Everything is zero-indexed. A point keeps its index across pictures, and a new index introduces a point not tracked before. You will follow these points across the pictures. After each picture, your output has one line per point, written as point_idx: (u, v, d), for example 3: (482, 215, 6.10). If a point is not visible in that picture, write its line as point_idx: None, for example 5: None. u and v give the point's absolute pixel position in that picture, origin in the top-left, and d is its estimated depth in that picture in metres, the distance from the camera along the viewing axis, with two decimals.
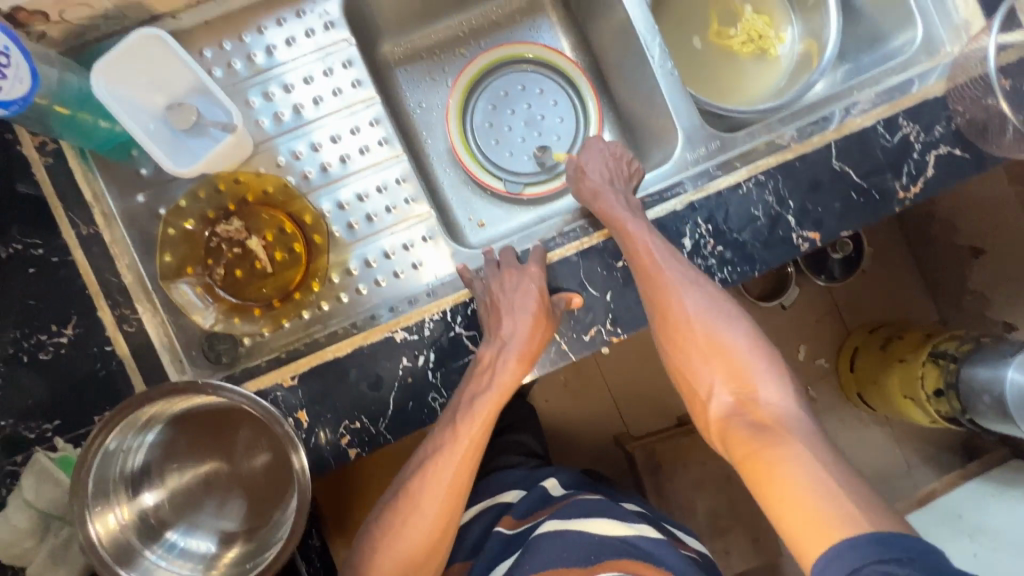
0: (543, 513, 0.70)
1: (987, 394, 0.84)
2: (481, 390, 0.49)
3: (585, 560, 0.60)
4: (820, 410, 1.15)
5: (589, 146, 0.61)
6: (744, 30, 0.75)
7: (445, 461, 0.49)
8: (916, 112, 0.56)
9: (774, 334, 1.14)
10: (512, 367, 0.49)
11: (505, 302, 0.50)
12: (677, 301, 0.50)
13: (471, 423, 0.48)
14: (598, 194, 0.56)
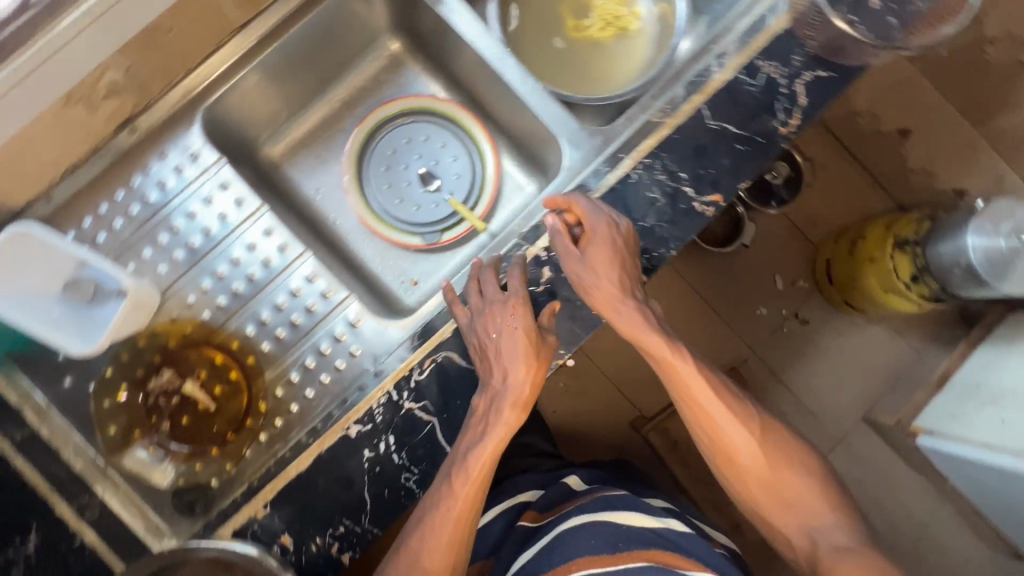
0: (568, 504, 0.74)
1: (956, 267, 0.87)
2: (479, 439, 0.49)
3: (614, 549, 0.64)
4: (815, 329, 1.16)
5: (594, 228, 0.52)
6: (599, 16, 0.76)
7: (449, 511, 0.49)
8: (770, 50, 0.57)
9: (746, 273, 1.15)
10: (506, 415, 0.49)
11: (510, 359, 0.49)
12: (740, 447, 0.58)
13: (471, 472, 0.48)
14: (617, 306, 0.52)
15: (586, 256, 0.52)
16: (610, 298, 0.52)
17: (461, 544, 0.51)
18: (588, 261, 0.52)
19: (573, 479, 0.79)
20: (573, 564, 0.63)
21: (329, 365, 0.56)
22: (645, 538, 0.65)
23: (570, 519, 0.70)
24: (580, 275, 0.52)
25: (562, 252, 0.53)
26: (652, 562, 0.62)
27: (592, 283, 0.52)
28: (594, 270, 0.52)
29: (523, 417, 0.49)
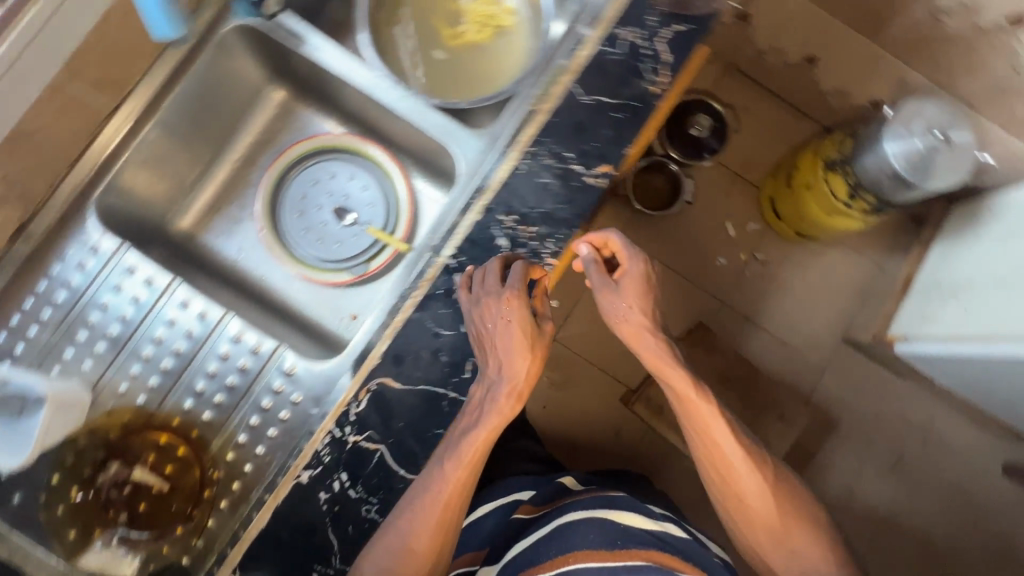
0: (567, 501, 0.82)
1: (883, 172, 1.02)
2: (475, 424, 0.53)
3: (612, 546, 0.71)
4: (775, 264, 1.38)
5: (626, 275, 0.68)
6: (473, 20, 0.78)
7: (445, 490, 0.52)
8: (624, 17, 0.59)
9: (697, 229, 1.41)
10: (501, 403, 0.53)
11: (516, 353, 0.54)
12: (743, 482, 0.68)
13: (467, 454, 0.52)
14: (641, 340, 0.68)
15: (619, 291, 0.68)
16: (639, 334, 0.68)
17: (450, 525, 0.53)
18: (622, 305, 0.67)
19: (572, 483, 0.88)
20: (573, 560, 0.69)
21: (275, 418, 0.57)
22: (641, 538, 0.72)
23: (570, 516, 0.77)
24: (615, 305, 0.68)
25: (588, 277, 0.69)
26: (649, 561, 0.68)
27: (623, 322, 0.68)
28: (627, 306, 0.67)
29: (516, 402, 0.54)
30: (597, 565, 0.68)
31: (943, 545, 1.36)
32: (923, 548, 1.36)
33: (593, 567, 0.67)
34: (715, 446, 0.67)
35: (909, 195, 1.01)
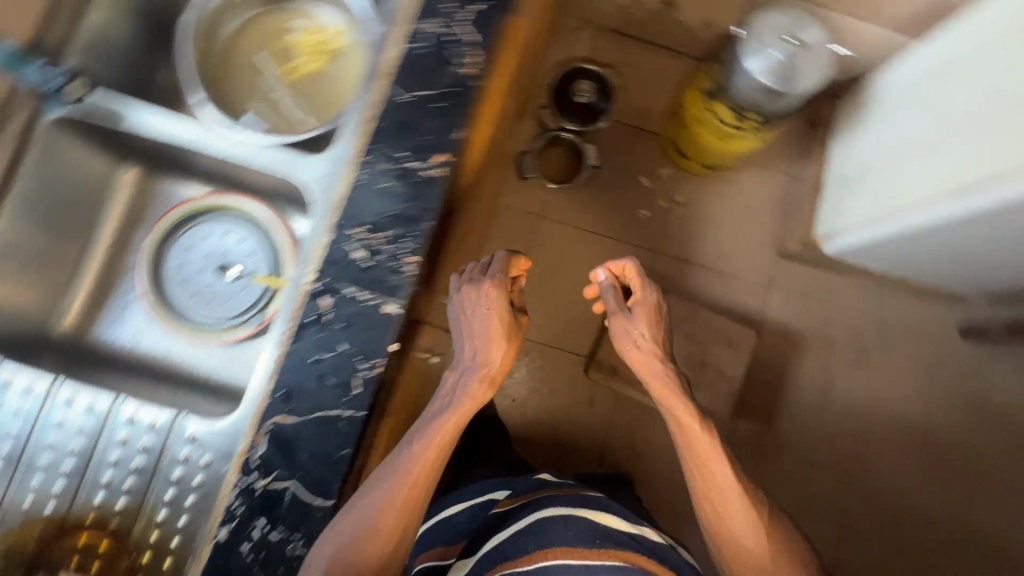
0: (545, 495, 0.96)
1: (755, 91, 1.12)
2: (449, 402, 0.70)
3: (592, 544, 0.85)
4: (696, 201, 1.47)
5: (632, 317, 0.90)
6: (305, 52, 0.79)
7: (425, 456, 0.65)
8: (423, 10, 0.60)
9: (616, 186, 1.45)
10: (473, 382, 0.71)
11: (499, 336, 0.72)
12: (726, 494, 0.81)
13: (442, 429, 0.66)
14: (648, 365, 0.88)
15: (633, 318, 0.90)
16: (647, 357, 0.88)
17: (423, 497, 0.64)
18: (630, 339, 0.89)
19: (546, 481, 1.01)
20: (558, 553, 0.84)
21: (192, 485, 0.61)
22: (615, 539, 0.87)
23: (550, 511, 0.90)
24: (628, 331, 0.89)
25: (605, 301, 0.93)
26: (623, 558, 0.84)
27: (630, 350, 0.89)
28: (636, 332, 0.89)
29: (487, 388, 0.71)
30: (578, 562, 0.83)
31: (917, 412, 1.45)
32: (898, 421, 1.44)
33: (577, 565, 0.83)
34: (708, 470, 0.83)
35: (781, 107, 1.14)
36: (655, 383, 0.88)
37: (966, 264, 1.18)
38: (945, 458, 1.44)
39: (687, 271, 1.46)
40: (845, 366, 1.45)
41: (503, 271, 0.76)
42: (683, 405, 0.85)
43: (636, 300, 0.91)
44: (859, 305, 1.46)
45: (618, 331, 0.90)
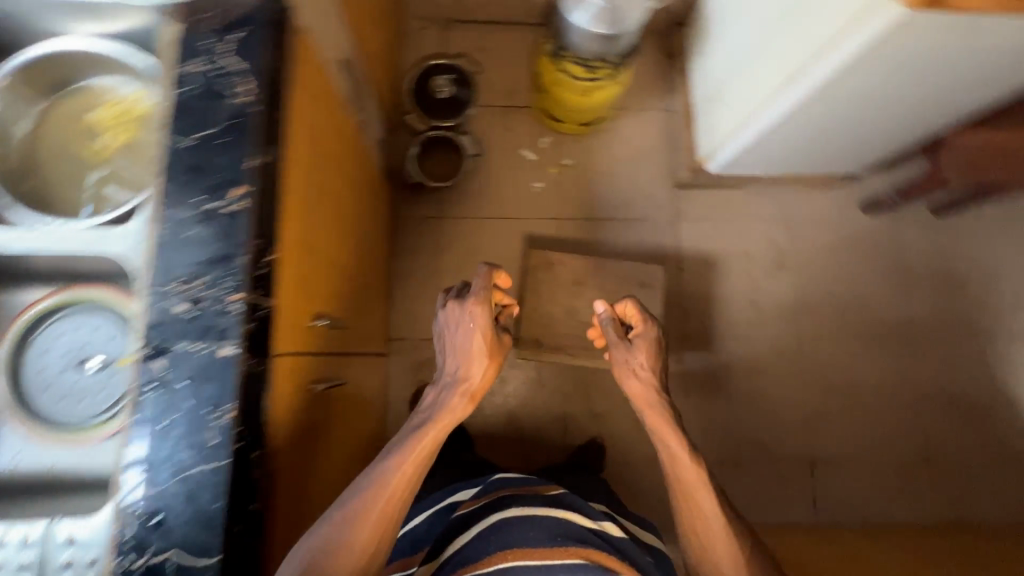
0: (515, 492, 1.03)
1: (586, 37, 1.18)
2: (437, 409, 0.87)
3: (554, 543, 0.93)
4: (585, 159, 1.50)
5: (634, 351, 0.98)
6: (113, 127, 0.77)
7: (411, 460, 0.80)
8: (184, 51, 0.59)
9: (504, 166, 1.48)
10: (455, 399, 0.88)
11: (483, 353, 0.89)
12: (707, 518, 0.84)
13: (426, 439, 0.82)
14: (644, 395, 0.95)
15: (633, 349, 0.98)
16: (644, 387, 0.95)
17: (405, 496, 0.79)
18: (628, 371, 0.97)
19: (514, 483, 1.06)
20: (521, 550, 0.91)
21: None
22: (577, 539, 0.95)
23: (518, 510, 0.98)
24: (626, 359, 0.97)
25: (607, 333, 1.02)
26: (583, 557, 0.91)
27: (629, 382, 0.97)
28: (635, 362, 0.97)
29: (465, 402, 0.88)
30: (538, 562, 0.90)
31: (841, 294, 1.51)
32: (827, 306, 1.50)
33: (536, 561, 0.90)
34: (691, 491, 0.86)
35: (620, 44, 1.21)
36: (646, 404, 0.95)
37: (836, 141, 1.22)
38: (879, 327, 1.51)
39: (596, 228, 1.48)
40: (764, 270, 1.50)
41: (485, 284, 0.91)
42: (671, 431, 0.90)
43: (638, 333, 1.00)
44: (760, 210, 1.51)
45: (617, 360, 0.99)
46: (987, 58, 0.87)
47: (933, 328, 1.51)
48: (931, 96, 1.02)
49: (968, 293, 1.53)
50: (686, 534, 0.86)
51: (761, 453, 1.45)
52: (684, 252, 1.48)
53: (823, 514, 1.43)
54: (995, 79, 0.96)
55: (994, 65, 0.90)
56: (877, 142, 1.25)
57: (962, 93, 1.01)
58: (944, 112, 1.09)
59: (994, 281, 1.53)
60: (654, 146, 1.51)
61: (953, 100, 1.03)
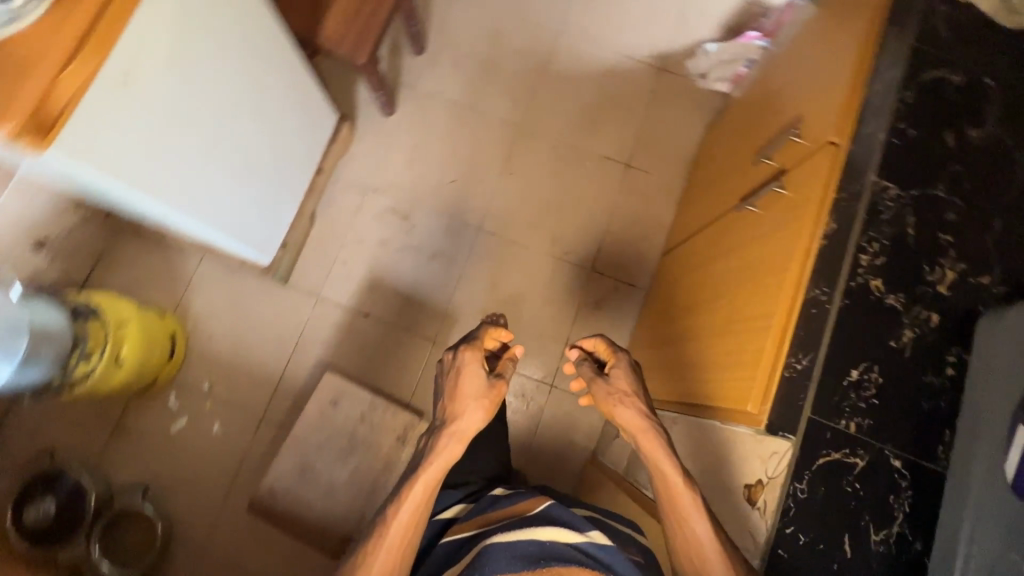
0: (508, 512, 0.80)
1: (36, 373, 1.03)
2: (435, 454, 0.78)
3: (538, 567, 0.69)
4: (211, 365, 1.37)
5: (624, 372, 0.83)
6: None
7: (412, 502, 0.75)
8: None
9: (177, 457, 1.32)
10: (454, 443, 0.79)
11: (475, 396, 0.81)
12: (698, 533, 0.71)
13: (416, 487, 0.76)
14: (636, 412, 0.79)
15: (613, 380, 0.82)
16: (635, 419, 0.79)
17: (406, 546, 0.74)
18: (616, 401, 0.80)
19: (500, 501, 0.84)
20: None
21: None
22: (563, 560, 0.71)
23: (501, 534, 0.74)
24: (609, 391, 0.81)
25: (581, 374, 0.86)
26: None
27: (614, 410, 0.81)
28: (619, 393, 0.81)
29: (457, 444, 0.79)
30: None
31: (455, 172, 1.51)
32: (460, 189, 1.51)
33: None
34: (681, 503, 0.72)
35: (65, 328, 1.07)
36: (635, 429, 0.79)
37: (273, 154, 1.14)
38: (501, 151, 1.54)
39: (289, 384, 1.38)
40: (401, 231, 1.47)
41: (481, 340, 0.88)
42: (664, 456, 0.76)
43: (611, 362, 0.84)
44: (343, 209, 1.47)
45: (596, 396, 0.82)
46: (195, 39, 0.80)
47: (523, 102, 1.57)
48: (243, 77, 0.94)
49: (504, 58, 1.58)
50: (680, 554, 0.72)
51: (569, 308, 1.47)
52: (349, 301, 1.43)
53: (639, 279, 1.49)
54: (247, 22, 0.90)
55: (215, 29, 0.83)
56: (301, 108, 1.19)
57: (254, 47, 0.94)
58: (281, 58, 1.04)
59: (504, 31, 1.59)
60: (230, 285, 1.41)
61: (261, 53, 0.97)
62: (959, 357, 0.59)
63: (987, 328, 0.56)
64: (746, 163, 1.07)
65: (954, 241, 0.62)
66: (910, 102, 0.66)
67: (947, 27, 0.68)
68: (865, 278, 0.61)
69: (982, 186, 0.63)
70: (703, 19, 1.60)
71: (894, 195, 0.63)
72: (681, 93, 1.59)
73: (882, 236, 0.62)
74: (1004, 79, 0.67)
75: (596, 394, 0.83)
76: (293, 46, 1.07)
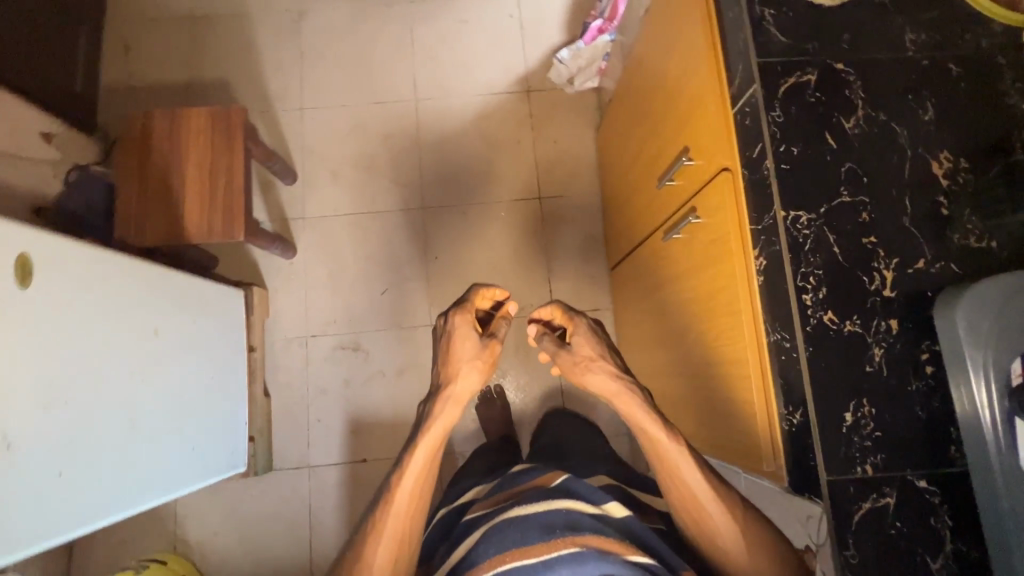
0: (525, 491, 0.81)
1: None
2: (436, 420, 0.79)
3: (549, 535, 0.69)
4: None
5: (586, 335, 0.78)
6: None
7: (417, 466, 0.77)
8: None
9: None
10: (452, 406, 0.79)
11: (468, 360, 0.81)
12: (687, 476, 0.68)
13: (419, 454, 0.77)
14: (607, 368, 0.75)
15: (576, 348, 0.77)
16: (607, 382, 0.74)
17: (416, 510, 0.76)
18: (586, 367, 0.75)
19: (518, 484, 0.85)
20: (514, 549, 0.69)
21: None
22: (577, 528, 0.70)
23: (519, 508, 0.75)
24: (574, 360, 0.76)
25: (545, 349, 0.81)
26: (579, 546, 0.67)
27: (583, 379, 0.76)
28: (585, 360, 0.76)
29: (455, 406, 0.80)
30: (536, 559, 0.67)
31: (382, 282, 1.45)
32: (395, 296, 1.45)
33: (531, 558, 0.67)
34: (666, 454, 0.69)
35: None
36: (609, 392, 0.75)
37: (201, 370, 1.06)
38: (416, 239, 1.48)
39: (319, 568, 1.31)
40: (357, 364, 1.40)
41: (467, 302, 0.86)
42: (642, 412, 0.72)
43: (570, 330, 0.80)
44: (291, 370, 1.39)
45: (563, 368, 0.78)
46: (56, 347, 0.72)
47: (413, 183, 1.51)
48: (128, 334, 0.86)
49: (376, 148, 1.52)
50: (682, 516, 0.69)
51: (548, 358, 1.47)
52: (340, 456, 1.36)
53: (600, 300, 1.48)
54: (101, 285, 0.82)
55: (71, 322, 0.75)
56: (206, 309, 1.11)
57: (122, 299, 0.86)
58: (159, 286, 0.96)
59: (365, 124, 1.53)
60: (220, 498, 1.33)
61: (134, 298, 0.89)
62: (931, 350, 0.59)
63: (948, 328, 0.56)
64: (650, 180, 1.06)
65: (878, 240, 0.61)
66: (781, 120, 0.64)
67: (781, 29, 0.67)
68: (818, 315, 0.60)
69: (880, 172, 0.63)
70: (547, 28, 1.60)
71: (807, 221, 0.62)
72: (558, 106, 1.56)
73: (815, 266, 0.61)
74: (854, 59, 0.66)
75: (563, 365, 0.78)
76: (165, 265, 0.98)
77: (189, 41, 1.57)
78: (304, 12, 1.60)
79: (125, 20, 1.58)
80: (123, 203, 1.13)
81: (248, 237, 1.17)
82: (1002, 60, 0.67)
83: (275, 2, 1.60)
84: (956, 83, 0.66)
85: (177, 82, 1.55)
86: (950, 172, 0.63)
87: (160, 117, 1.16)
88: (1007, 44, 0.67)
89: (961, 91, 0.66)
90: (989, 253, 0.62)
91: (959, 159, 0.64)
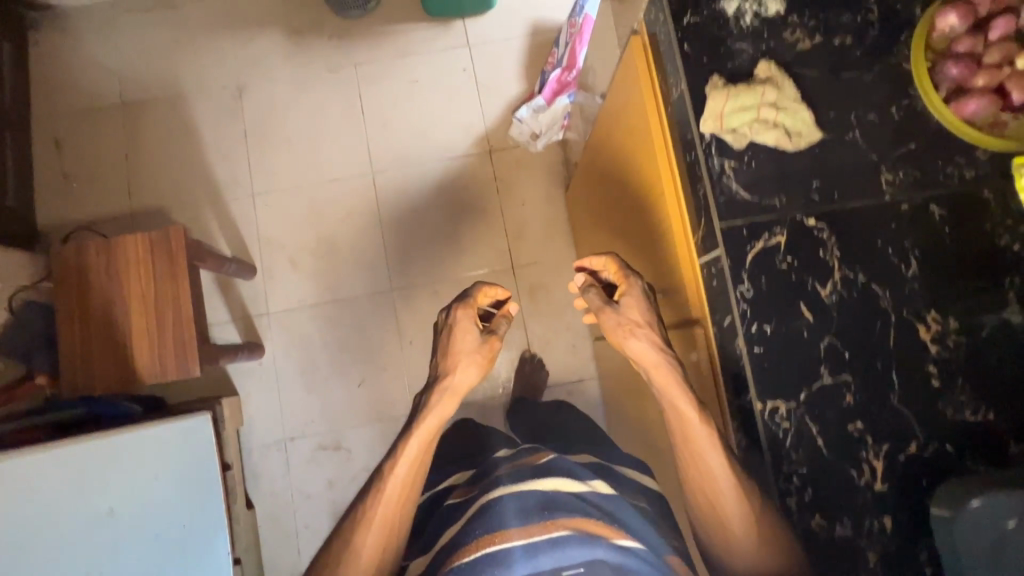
0: (510, 468, 0.77)
1: None
2: (433, 411, 0.76)
3: (541, 517, 0.64)
4: None
5: (633, 288, 0.70)
6: None
7: (412, 451, 0.73)
8: None
9: None
10: (448, 398, 0.77)
11: (467, 353, 0.80)
12: (711, 458, 0.57)
13: (412, 442, 0.73)
14: (644, 328, 0.67)
15: (623, 310, 0.69)
16: (649, 352, 0.65)
17: (408, 498, 0.72)
18: (632, 325, 0.67)
19: (499, 467, 0.81)
20: (503, 533, 0.64)
21: None
22: (568, 509, 0.65)
23: (507, 488, 0.69)
24: (618, 322, 0.68)
25: (588, 302, 0.73)
26: (572, 529, 0.63)
27: (627, 337, 0.67)
28: (630, 324, 0.68)
29: (450, 398, 0.77)
30: (524, 542, 0.62)
31: (358, 371, 1.40)
32: (373, 385, 1.39)
33: (521, 544, 0.62)
34: (696, 436, 0.58)
35: None
36: (648, 363, 0.65)
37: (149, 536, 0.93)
38: (387, 322, 1.42)
39: None
40: (340, 463, 1.36)
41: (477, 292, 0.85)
42: (677, 391, 0.61)
43: (621, 289, 0.71)
44: (273, 475, 1.35)
45: (606, 328, 0.70)
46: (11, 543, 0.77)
47: (379, 262, 1.44)
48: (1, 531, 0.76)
49: (336, 229, 1.45)
50: (691, 487, 0.59)
51: None
52: None
53: (586, 369, 1.42)
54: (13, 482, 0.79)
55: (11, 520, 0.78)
56: (161, 459, 0.98)
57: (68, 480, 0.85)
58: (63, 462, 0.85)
59: (321, 205, 1.46)
60: None
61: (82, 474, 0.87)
62: (928, 544, 0.55)
63: (944, 523, 0.53)
64: None
65: (865, 425, 0.56)
66: (751, 294, 0.58)
67: (744, 185, 0.60)
68: (804, 520, 0.55)
69: (862, 345, 0.57)
70: (504, 79, 1.51)
71: (786, 411, 0.56)
72: (523, 165, 1.48)
73: (798, 463, 0.56)
74: (826, 211, 0.59)
75: (604, 324, 0.70)
76: (86, 439, 0.89)
77: (122, 133, 1.48)
78: (245, 87, 1.50)
79: (53, 116, 1.48)
80: (68, 368, 1.08)
81: (203, 365, 1.10)
82: (988, 193, 0.60)
83: (211, 79, 1.50)
84: (939, 227, 0.60)
85: (117, 179, 1.46)
86: (938, 334, 0.58)
87: (94, 252, 1.09)
88: (993, 174, 0.60)
89: (945, 236, 0.59)
90: (987, 425, 0.56)
91: (947, 319, 0.58)
